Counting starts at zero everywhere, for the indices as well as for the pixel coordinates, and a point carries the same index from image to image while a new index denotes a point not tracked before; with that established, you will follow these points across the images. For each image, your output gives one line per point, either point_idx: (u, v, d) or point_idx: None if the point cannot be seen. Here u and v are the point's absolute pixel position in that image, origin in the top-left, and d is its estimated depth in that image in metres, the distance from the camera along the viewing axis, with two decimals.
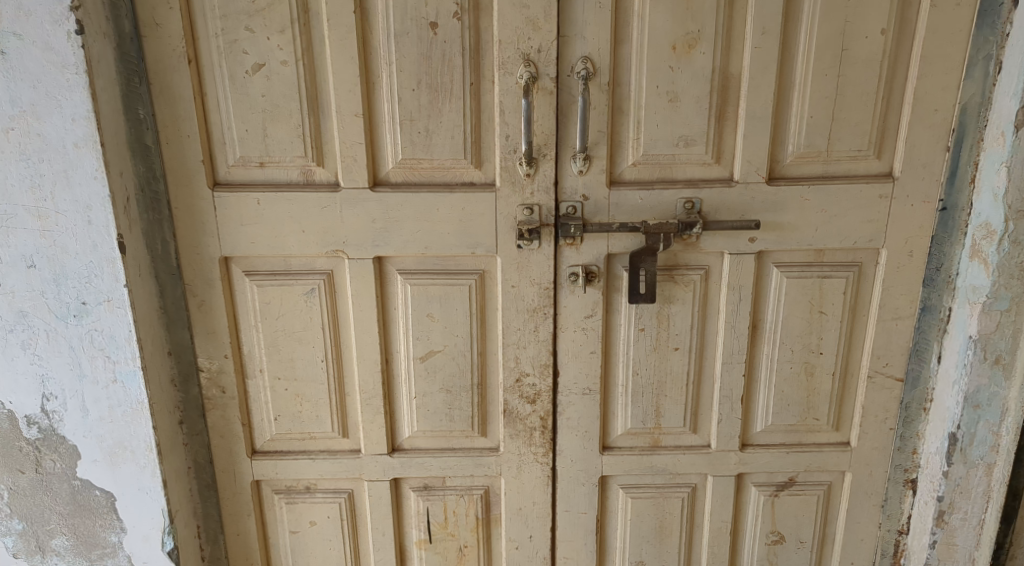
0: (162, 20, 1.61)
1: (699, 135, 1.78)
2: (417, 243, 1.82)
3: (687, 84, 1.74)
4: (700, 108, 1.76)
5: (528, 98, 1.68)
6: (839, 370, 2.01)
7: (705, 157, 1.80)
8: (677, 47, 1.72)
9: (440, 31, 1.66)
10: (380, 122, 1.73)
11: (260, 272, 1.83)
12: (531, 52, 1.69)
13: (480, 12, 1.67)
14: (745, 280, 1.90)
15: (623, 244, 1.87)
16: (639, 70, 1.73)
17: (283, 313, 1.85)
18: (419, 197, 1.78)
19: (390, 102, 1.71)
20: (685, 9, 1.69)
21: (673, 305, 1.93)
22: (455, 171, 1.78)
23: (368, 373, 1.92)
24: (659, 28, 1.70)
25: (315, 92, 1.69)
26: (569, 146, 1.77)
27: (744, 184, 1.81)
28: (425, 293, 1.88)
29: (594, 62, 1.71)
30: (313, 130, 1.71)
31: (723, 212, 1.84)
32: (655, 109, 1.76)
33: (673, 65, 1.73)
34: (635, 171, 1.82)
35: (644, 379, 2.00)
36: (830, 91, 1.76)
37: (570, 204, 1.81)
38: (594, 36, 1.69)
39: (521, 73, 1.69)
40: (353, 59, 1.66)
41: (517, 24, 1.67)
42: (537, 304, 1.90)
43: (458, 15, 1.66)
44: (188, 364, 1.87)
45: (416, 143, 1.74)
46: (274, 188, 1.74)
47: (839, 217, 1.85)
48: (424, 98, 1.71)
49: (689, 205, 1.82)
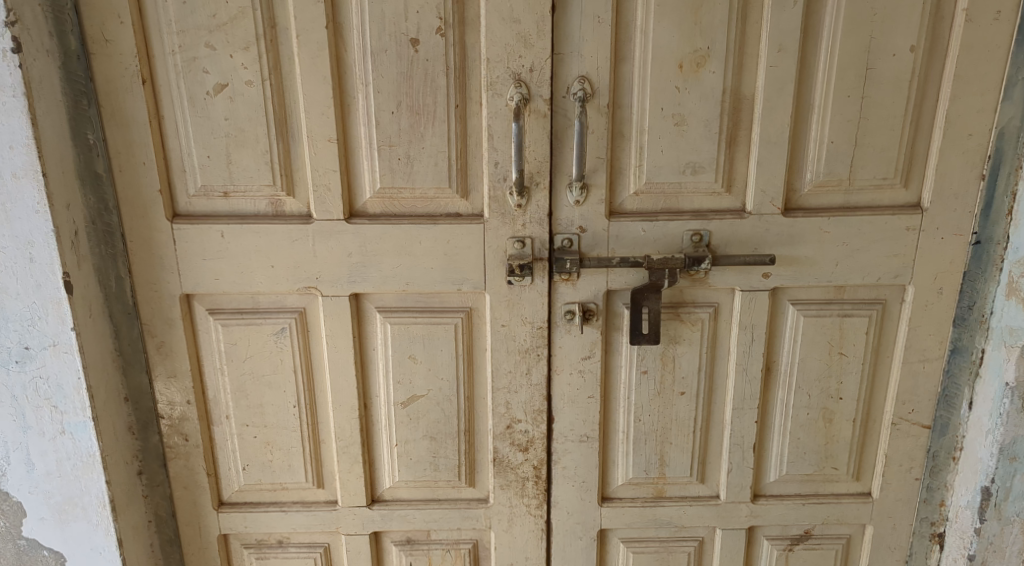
0: (113, 36, 1.45)
1: (708, 162, 1.62)
2: (398, 279, 1.66)
3: (694, 106, 1.58)
4: (709, 133, 1.59)
5: (519, 122, 1.51)
6: (860, 416, 1.84)
7: (714, 185, 1.64)
8: (684, 66, 1.55)
9: (421, 48, 1.50)
10: (355, 147, 1.57)
11: (226, 310, 1.67)
12: (522, 71, 1.53)
13: (466, 27, 1.51)
14: (758, 319, 1.74)
15: (624, 280, 1.70)
16: (641, 91, 1.57)
17: (250, 355, 1.70)
18: (399, 230, 1.62)
19: (367, 126, 1.55)
20: (694, 24, 1.53)
21: (679, 346, 1.77)
22: (438, 201, 1.62)
23: (344, 420, 1.76)
24: (664, 45, 1.54)
25: (283, 115, 1.53)
26: (566, 174, 1.61)
27: (758, 216, 1.65)
28: (407, 334, 1.71)
29: (592, 82, 1.55)
30: (282, 157, 1.55)
31: (734, 246, 1.67)
32: (660, 133, 1.59)
33: (679, 85, 1.56)
34: (637, 201, 1.65)
35: (647, 425, 1.83)
36: (853, 114, 1.59)
37: (565, 238, 1.65)
38: (592, 54, 1.53)
39: (512, 95, 1.53)
40: (325, 78, 1.50)
41: (507, 40, 1.51)
42: (530, 344, 1.74)
43: (441, 31, 1.50)
44: (147, 411, 1.71)
45: (396, 170, 1.58)
46: (239, 220, 1.58)
47: (862, 251, 1.68)
48: (404, 122, 1.55)
49: (696, 238, 1.66)
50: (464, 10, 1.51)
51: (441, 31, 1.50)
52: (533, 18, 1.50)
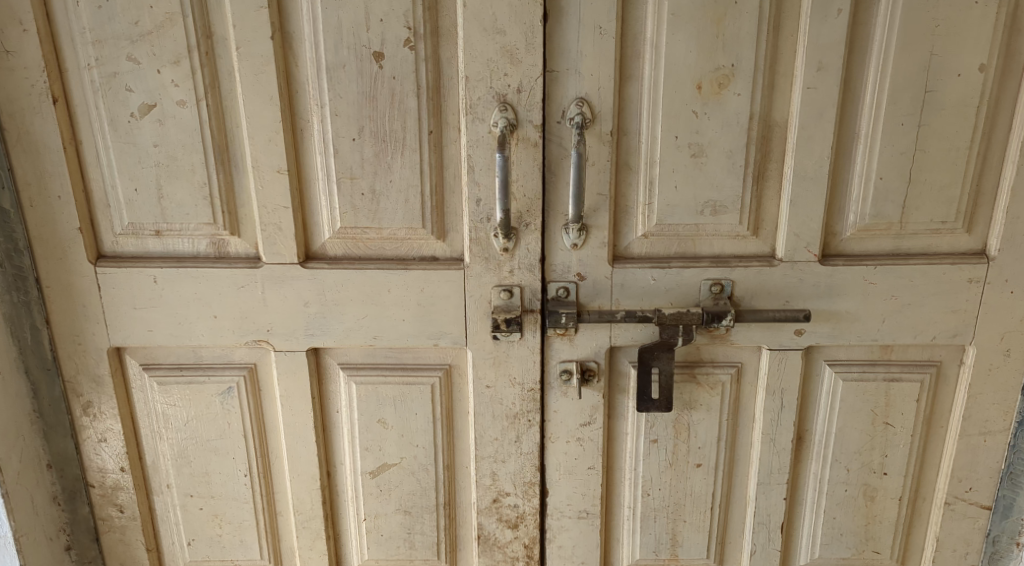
0: (16, 47, 1.22)
1: (731, 200, 1.36)
2: (364, 332, 1.41)
3: (715, 134, 1.32)
4: (732, 166, 1.34)
5: (503, 153, 1.26)
6: (908, 495, 1.56)
7: (737, 227, 1.39)
8: (703, 86, 1.29)
9: (387, 63, 1.26)
10: (310, 180, 1.33)
11: (165, 366, 1.43)
12: (508, 91, 1.28)
13: (441, 39, 1.27)
14: (789, 382, 1.47)
15: (630, 335, 1.45)
16: (651, 116, 1.31)
17: (193, 417, 1.46)
18: (364, 276, 1.37)
19: (324, 155, 1.31)
20: (716, 37, 1.27)
21: (695, 412, 1.51)
22: (410, 243, 1.38)
23: (303, 491, 1.51)
24: (679, 61, 1.28)
25: (224, 141, 1.29)
26: (562, 213, 1.36)
27: (790, 263, 1.39)
28: (376, 395, 1.47)
29: (591, 105, 1.29)
30: (223, 190, 1.32)
31: (761, 298, 1.41)
32: (672, 166, 1.34)
33: (697, 109, 1.30)
34: (646, 244, 1.40)
35: (658, 500, 1.57)
36: (907, 145, 1.33)
37: (560, 287, 1.41)
38: (591, 71, 1.28)
39: (496, 120, 1.28)
40: (272, 99, 1.26)
41: (489, 54, 1.26)
42: (519, 408, 1.49)
43: (410, 43, 1.25)
44: (74, 479, 1.48)
45: (359, 206, 1.34)
46: (175, 263, 1.35)
47: (914, 306, 1.41)
48: (367, 150, 1.30)
49: (716, 288, 1.41)
50: (439, 19, 1.26)
51: (410, 44, 1.25)
52: (520, 29, 1.25)
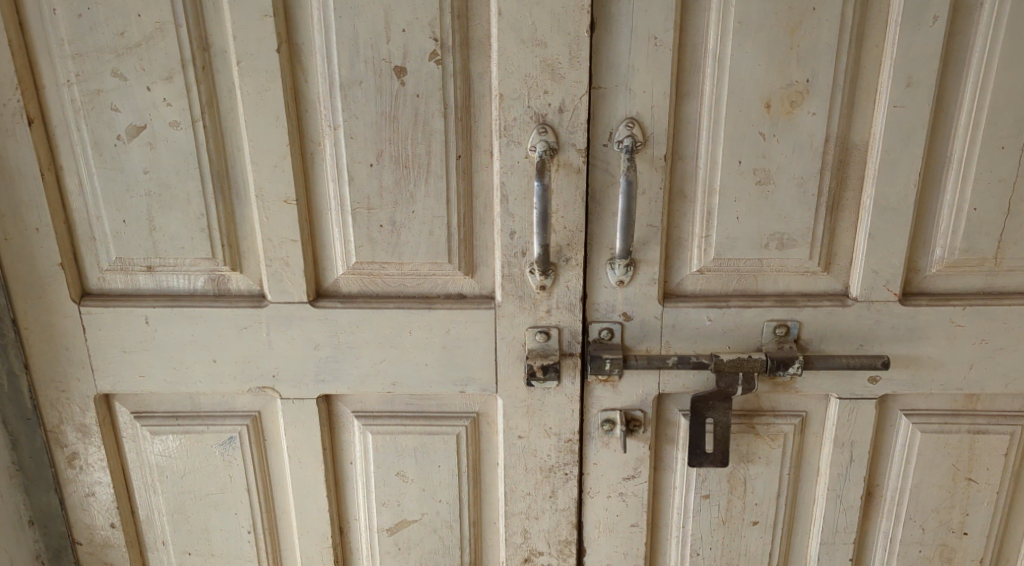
0: None
1: (800, 232, 1.19)
2: (381, 378, 1.25)
3: (785, 159, 1.15)
4: (803, 194, 1.17)
5: (542, 181, 1.10)
6: (990, 557, 1.39)
7: (806, 262, 1.22)
8: (773, 105, 1.12)
9: (410, 79, 1.10)
10: (321, 209, 1.17)
11: (159, 414, 1.28)
12: (548, 110, 1.11)
13: (471, 51, 1.10)
14: (859, 433, 1.31)
15: (681, 381, 1.29)
16: (712, 138, 1.15)
17: (190, 470, 1.30)
18: (382, 316, 1.21)
19: (337, 182, 1.15)
20: (789, 49, 1.10)
21: (752, 465, 1.34)
22: (434, 279, 1.22)
23: (313, 550, 1.36)
24: (746, 76, 1.11)
25: (223, 166, 1.13)
26: (606, 247, 1.19)
27: (866, 303, 1.22)
28: (395, 446, 1.31)
29: (643, 126, 1.12)
30: (223, 221, 1.16)
31: (832, 342, 1.25)
32: (734, 194, 1.17)
33: (765, 130, 1.13)
34: (701, 280, 1.24)
35: (708, 560, 1.40)
36: (1007, 172, 1.15)
37: (603, 329, 1.24)
38: (644, 87, 1.11)
39: (534, 144, 1.12)
40: (278, 119, 1.10)
41: (527, 69, 1.09)
42: (555, 461, 1.32)
43: (436, 56, 1.09)
44: (59, 537, 1.32)
45: (376, 239, 1.18)
46: (169, 302, 1.19)
47: (1008, 352, 1.24)
48: (386, 177, 1.14)
49: (781, 330, 1.24)
50: (469, 29, 1.09)
51: (437, 57, 1.09)
52: (564, 40, 1.08)
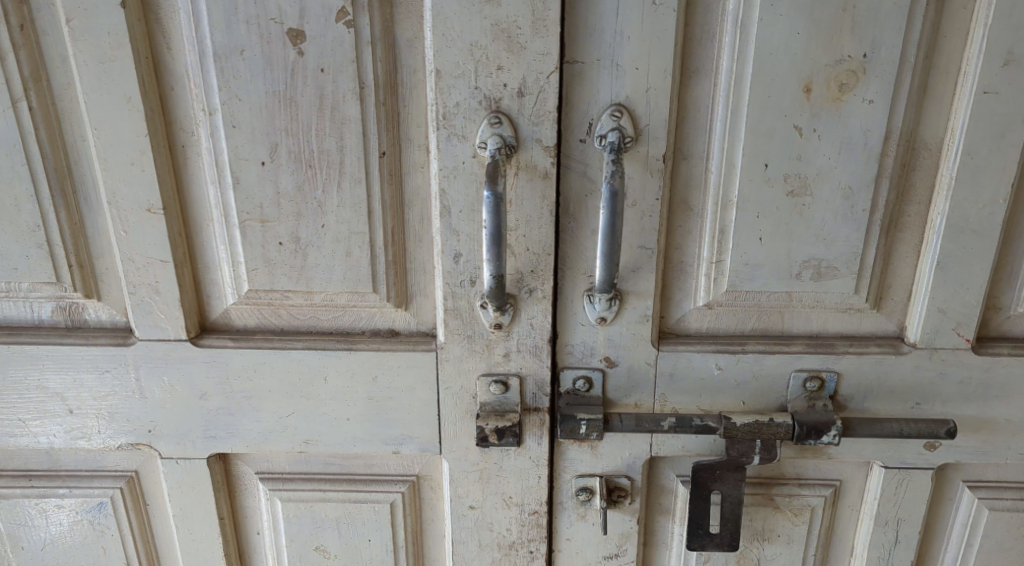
0: None
1: (845, 260, 0.89)
2: (292, 434, 0.97)
3: (828, 163, 0.84)
4: (851, 210, 0.87)
5: (493, 192, 0.80)
6: None
7: (849, 297, 0.92)
8: (814, 90, 0.81)
9: (311, 47, 0.79)
10: (199, 220, 0.87)
11: (11, 471, 1.01)
12: (503, 93, 0.80)
13: (397, 9, 0.79)
14: (908, 511, 1.02)
15: (678, 443, 1.00)
16: (729, 134, 0.84)
17: (53, 541, 1.03)
18: (290, 358, 0.93)
19: (218, 186, 0.85)
20: (842, 11, 0.79)
21: (768, 544, 1.06)
22: (356, 312, 0.93)
23: None
24: (779, 49, 0.80)
25: (63, 162, 0.84)
26: (583, 274, 0.90)
27: (927, 351, 0.93)
28: (313, 515, 1.03)
29: (635, 117, 0.82)
30: (69, 234, 0.87)
31: (878, 399, 0.95)
32: (757, 209, 0.87)
33: (802, 125, 0.83)
34: (709, 317, 0.94)
35: None
36: None
37: (579, 377, 0.95)
38: (636, 63, 0.80)
39: (484, 138, 0.82)
40: (130, 101, 0.80)
41: (473, 35, 0.78)
42: (517, 536, 1.03)
43: (346, 15, 0.78)
44: None
45: (276, 261, 0.88)
46: (5, 338, 0.91)
47: None
48: (285, 180, 0.84)
49: (813, 383, 0.94)
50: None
51: (346, 18, 0.78)
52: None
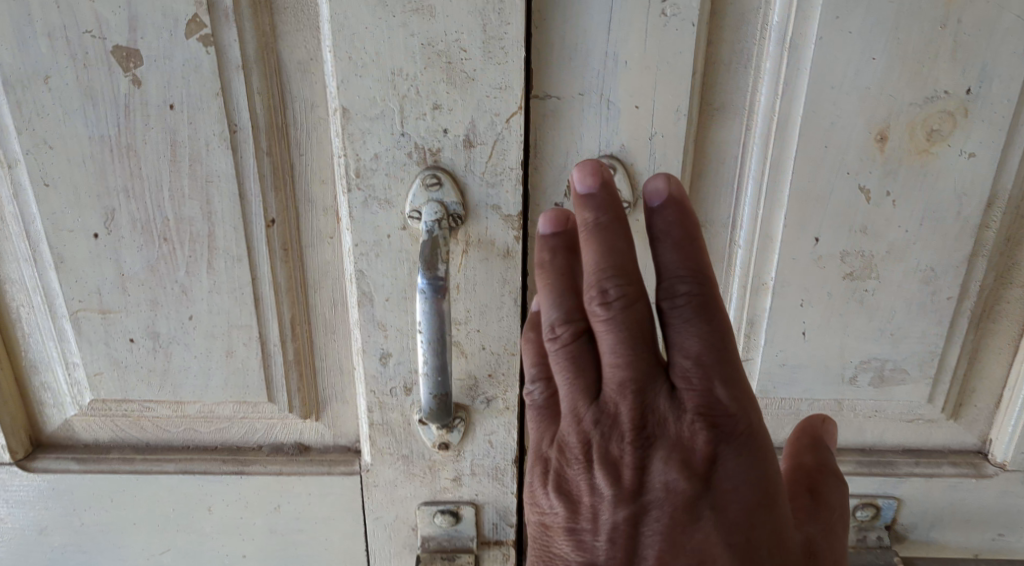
0: None
1: (916, 362, 0.65)
2: None
3: (904, 236, 0.61)
4: (931, 297, 0.63)
5: (431, 280, 0.55)
6: None
7: (920, 406, 0.68)
8: (891, 138, 0.58)
9: (151, 74, 0.52)
10: (15, 308, 0.62)
11: None
12: (442, 140, 0.54)
13: (281, 18, 0.52)
14: None
15: None
16: (766, 196, 0.60)
17: None
18: (160, 484, 0.68)
19: (35, 264, 0.60)
20: (939, 27, 0.55)
21: None
22: (248, 422, 0.68)
23: None
24: (842, 82, 0.56)
25: None
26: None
27: (1019, 475, 0.69)
28: None
29: (634, 175, 0.57)
30: None
31: (950, 531, 0.72)
32: (803, 295, 0.63)
33: (870, 185, 0.59)
34: None
35: None
36: None
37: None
38: (639, 99, 0.56)
39: (417, 205, 0.56)
40: None
41: (396, 60, 0.51)
42: None
43: (201, 27, 0.51)
44: None
45: (128, 362, 0.63)
46: None
47: None
48: (130, 258, 0.59)
49: (866, 513, 0.71)
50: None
51: (203, 30, 0.51)
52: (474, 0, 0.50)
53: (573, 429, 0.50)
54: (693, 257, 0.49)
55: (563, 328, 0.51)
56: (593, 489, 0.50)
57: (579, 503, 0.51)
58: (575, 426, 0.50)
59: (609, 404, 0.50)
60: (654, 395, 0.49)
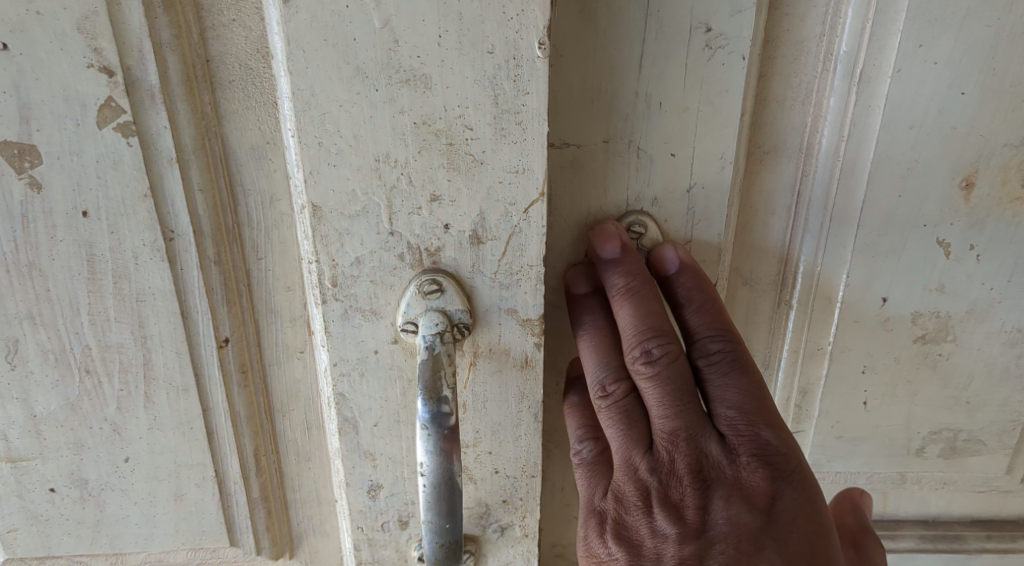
0: None
1: (993, 431, 0.54)
2: None
3: (988, 293, 0.50)
4: (1015, 363, 0.52)
5: (437, 408, 0.43)
6: None
7: (994, 477, 0.57)
8: (978, 185, 0.47)
9: (54, 173, 0.40)
10: None
11: None
12: (442, 236, 0.42)
13: (223, 95, 0.40)
14: None
15: None
16: (825, 255, 0.49)
17: None
18: None
19: None
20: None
21: None
22: None
23: None
24: (923, 120, 0.46)
25: None
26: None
27: None
28: None
29: (669, 232, 0.46)
30: None
31: None
32: (866, 361, 0.52)
33: (951, 238, 0.49)
34: None
35: None
36: None
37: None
38: (675, 146, 0.44)
39: (412, 316, 0.44)
40: None
41: (381, 145, 0.39)
42: None
43: (118, 112, 0.39)
44: None
45: (48, 518, 0.50)
46: None
47: None
48: (43, 396, 0.46)
49: None
50: (209, 30, 0.39)
51: (121, 115, 0.39)
52: (481, 67, 0.38)
53: (628, 478, 0.44)
54: (719, 314, 0.44)
55: (612, 384, 0.44)
56: (656, 538, 0.43)
57: (642, 557, 0.44)
58: (628, 476, 0.44)
59: (666, 451, 0.43)
60: (704, 439, 0.43)
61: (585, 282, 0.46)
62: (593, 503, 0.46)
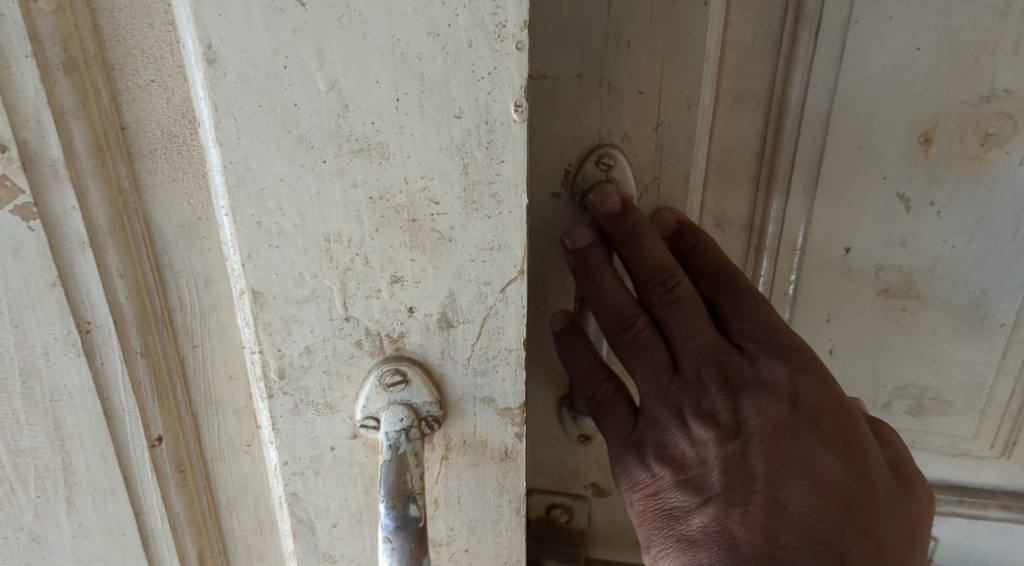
0: None
1: (961, 392, 0.49)
2: None
3: (950, 251, 0.45)
4: (980, 327, 0.47)
5: (407, 515, 0.36)
6: None
7: (962, 442, 0.50)
8: (937, 141, 0.43)
9: None
10: None
11: None
12: (405, 318, 0.36)
13: (143, 166, 0.34)
14: None
15: None
16: (783, 207, 0.45)
17: None
18: None
19: None
20: (997, 16, 0.40)
21: None
22: None
23: None
24: (878, 69, 0.42)
25: None
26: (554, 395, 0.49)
27: None
28: None
29: (638, 170, 0.42)
30: None
31: None
32: (829, 309, 0.48)
33: (911, 192, 0.44)
34: None
35: None
36: None
37: (553, 503, 0.52)
38: (644, 83, 0.41)
39: (374, 409, 0.38)
40: None
41: (331, 223, 0.33)
42: None
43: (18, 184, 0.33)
44: None
45: None
46: None
47: None
48: None
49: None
50: (122, 93, 0.34)
51: (19, 195, 0.33)
52: (448, 133, 0.32)
53: (655, 401, 0.40)
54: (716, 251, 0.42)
55: (630, 315, 0.40)
56: (697, 455, 0.38)
57: (685, 475, 0.38)
58: (654, 400, 0.40)
59: (691, 362, 0.39)
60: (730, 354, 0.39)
61: (584, 232, 0.41)
62: (625, 435, 0.41)
